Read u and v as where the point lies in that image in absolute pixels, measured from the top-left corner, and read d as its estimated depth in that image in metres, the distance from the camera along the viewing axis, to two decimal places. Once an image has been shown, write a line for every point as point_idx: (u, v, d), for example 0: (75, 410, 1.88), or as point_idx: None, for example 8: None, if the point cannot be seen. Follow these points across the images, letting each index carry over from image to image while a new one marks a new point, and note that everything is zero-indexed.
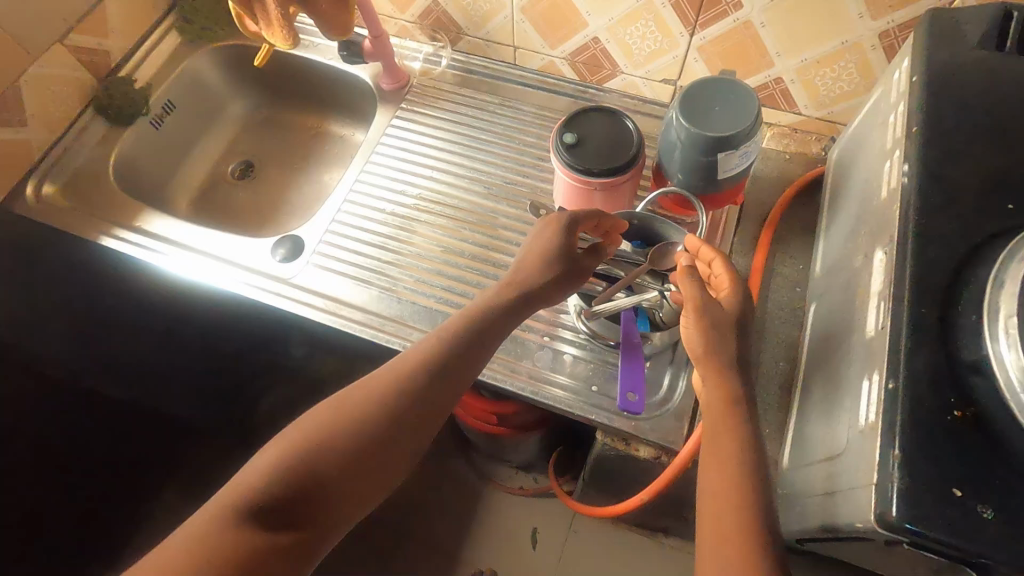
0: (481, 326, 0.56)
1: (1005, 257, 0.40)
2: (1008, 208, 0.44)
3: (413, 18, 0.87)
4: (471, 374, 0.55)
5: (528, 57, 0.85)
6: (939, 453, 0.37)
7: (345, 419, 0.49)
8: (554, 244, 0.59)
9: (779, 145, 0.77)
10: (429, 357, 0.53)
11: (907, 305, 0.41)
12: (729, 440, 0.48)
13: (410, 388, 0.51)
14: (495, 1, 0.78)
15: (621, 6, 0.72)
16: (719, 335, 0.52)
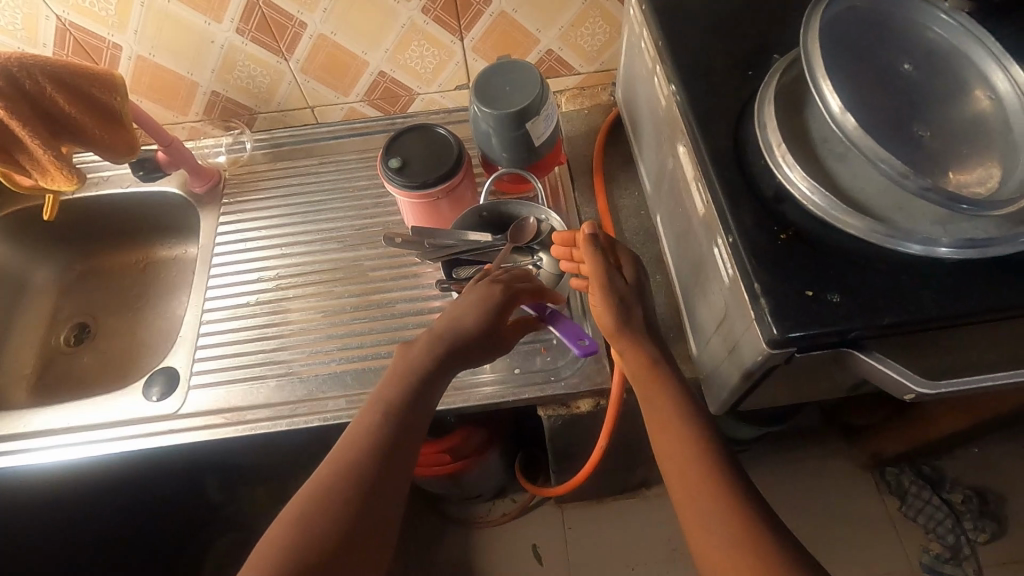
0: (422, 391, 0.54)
1: (760, 106, 0.48)
2: (749, 74, 0.54)
3: (199, 116, 0.85)
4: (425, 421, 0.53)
5: (328, 112, 0.87)
6: (785, 272, 0.43)
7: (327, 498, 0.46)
8: (490, 317, 0.57)
9: (576, 105, 0.86)
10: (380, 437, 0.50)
11: (713, 172, 0.48)
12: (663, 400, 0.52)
13: (372, 466, 0.48)
14: (273, 72, 0.80)
15: (390, 35, 0.77)
16: (620, 296, 0.56)
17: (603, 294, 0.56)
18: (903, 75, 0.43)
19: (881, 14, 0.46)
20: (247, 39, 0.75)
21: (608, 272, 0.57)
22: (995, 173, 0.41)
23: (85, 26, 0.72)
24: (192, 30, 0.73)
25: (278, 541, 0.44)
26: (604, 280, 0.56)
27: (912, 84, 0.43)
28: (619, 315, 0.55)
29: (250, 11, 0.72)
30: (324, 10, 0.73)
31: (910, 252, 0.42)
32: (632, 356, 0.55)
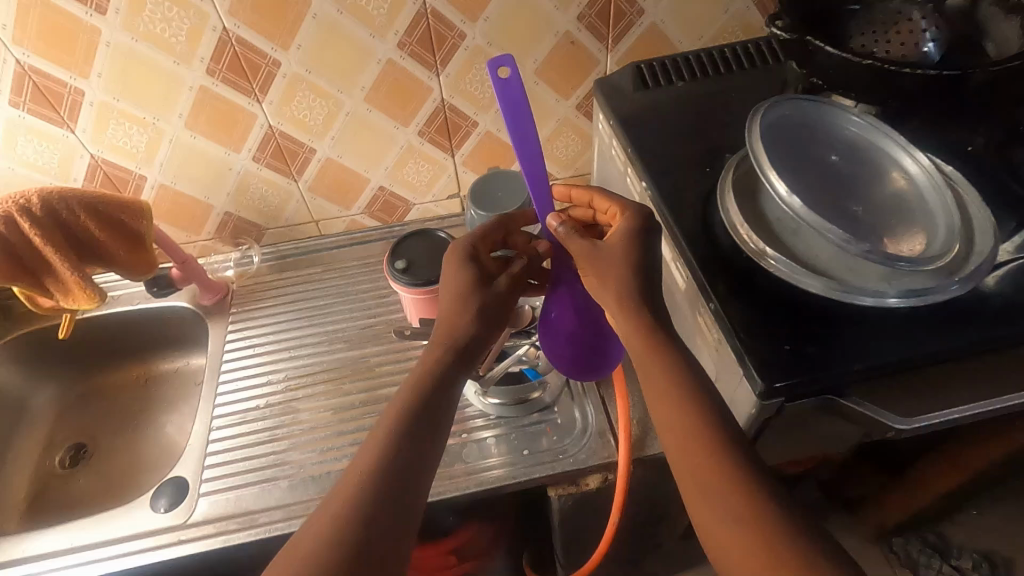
0: (422, 420, 0.50)
1: (722, 196, 0.57)
2: (707, 172, 0.63)
3: (211, 234, 0.92)
4: (432, 436, 0.49)
5: (331, 225, 0.95)
6: (761, 331, 0.49)
7: (328, 526, 0.44)
8: (466, 277, 0.56)
9: None
10: (371, 488, 0.46)
11: (689, 251, 0.56)
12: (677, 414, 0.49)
13: (361, 525, 0.44)
14: (282, 192, 0.88)
15: (390, 156, 0.87)
16: (606, 263, 0.54)
17: (591, 274, 0.55)
18: (833, 166, 0.53)
19: (805, 118, 0.56)
20: (261, 166, 0.84)
21: (592, 251, 0.55)
22: (921, 239, 0.50)
23: (115, 162, 0.80)
24: (213, 160, 0.82)
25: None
26: (589, 263, 0.55)
27: (841, 173, 0.53)
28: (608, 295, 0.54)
29: (266, 142, 0.81)
30: (331, 138, 0.83)
31: (864, 307, 0.49)
32: (631, 327, 0.53)
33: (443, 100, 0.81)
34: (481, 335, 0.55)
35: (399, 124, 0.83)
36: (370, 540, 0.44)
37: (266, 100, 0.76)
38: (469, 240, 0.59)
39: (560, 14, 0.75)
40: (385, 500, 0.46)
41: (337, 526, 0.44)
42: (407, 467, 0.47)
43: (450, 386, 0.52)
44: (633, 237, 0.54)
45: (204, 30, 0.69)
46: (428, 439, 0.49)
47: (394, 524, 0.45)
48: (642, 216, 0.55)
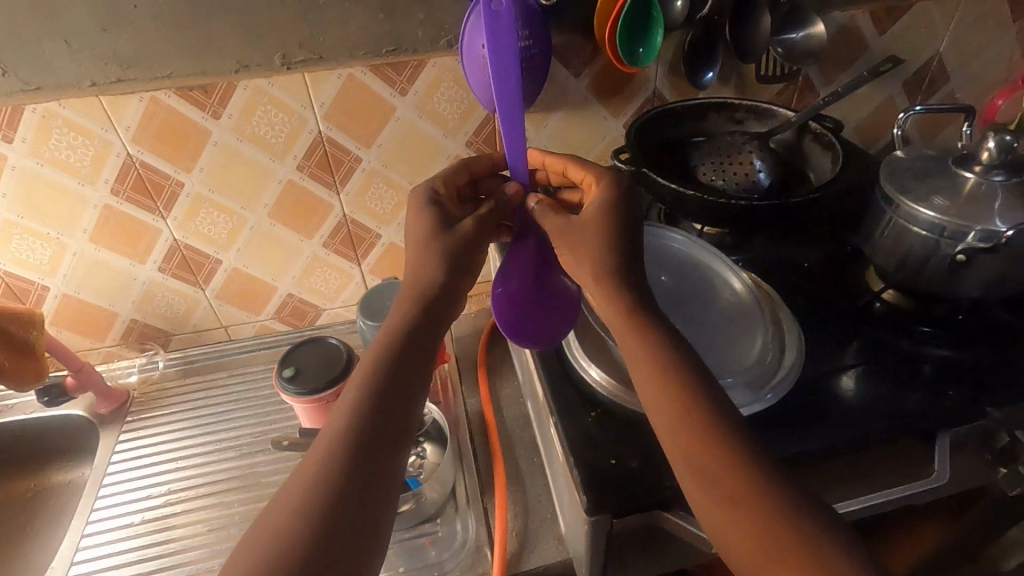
0: (391, 373, 0.49)
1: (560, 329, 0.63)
2: None
3: (116, 340, 0.92)
4: (405, 389, 0.49)
5: (240, 329, 0.97)
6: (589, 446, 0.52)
7: (305, 487, 0.43)
8: (431, 223, 0.56)
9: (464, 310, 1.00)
10: (338, 458, 0.44)
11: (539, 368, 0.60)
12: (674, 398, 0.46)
13: (334, 495, 0.42)
14: (189, 299, 0.90)
15: (296, 265, 0.91)
16: (581, 241, 0.53)
17: (568, 252, 0.55)
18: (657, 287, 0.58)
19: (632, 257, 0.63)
20: (167, 275, 0.87)
21: (567, 226, 0.55)
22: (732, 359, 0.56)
23: (18, 273, 0.82)
24: (118, 270, 0.84)
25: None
26: (563, 238, 0.55)
27: (665, 294, 0.58)
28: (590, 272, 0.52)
29: (171, 253, 0.84)
30: (237, 249, 0.87)
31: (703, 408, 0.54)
32: (611, 303, 0.51)
33: (344, 215, 0.87)
34: (447, 283, 0.53)
35: (303, 237, 0.88)
36: (347, 507, 0.42)
37: (170, 215, 0.81)
38: (431, 190, 0.59)
39: (449, 142, 0.83)
40: (362, 457, 0.44)
41: (312, 498, 0.42)
42: (378, 429, 0.46)
43: (417, 344, 0.51)
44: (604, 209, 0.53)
45: (109, 155, 0.74)
46: (401, 393, 0.48)
47: (370, 484, 0.44)
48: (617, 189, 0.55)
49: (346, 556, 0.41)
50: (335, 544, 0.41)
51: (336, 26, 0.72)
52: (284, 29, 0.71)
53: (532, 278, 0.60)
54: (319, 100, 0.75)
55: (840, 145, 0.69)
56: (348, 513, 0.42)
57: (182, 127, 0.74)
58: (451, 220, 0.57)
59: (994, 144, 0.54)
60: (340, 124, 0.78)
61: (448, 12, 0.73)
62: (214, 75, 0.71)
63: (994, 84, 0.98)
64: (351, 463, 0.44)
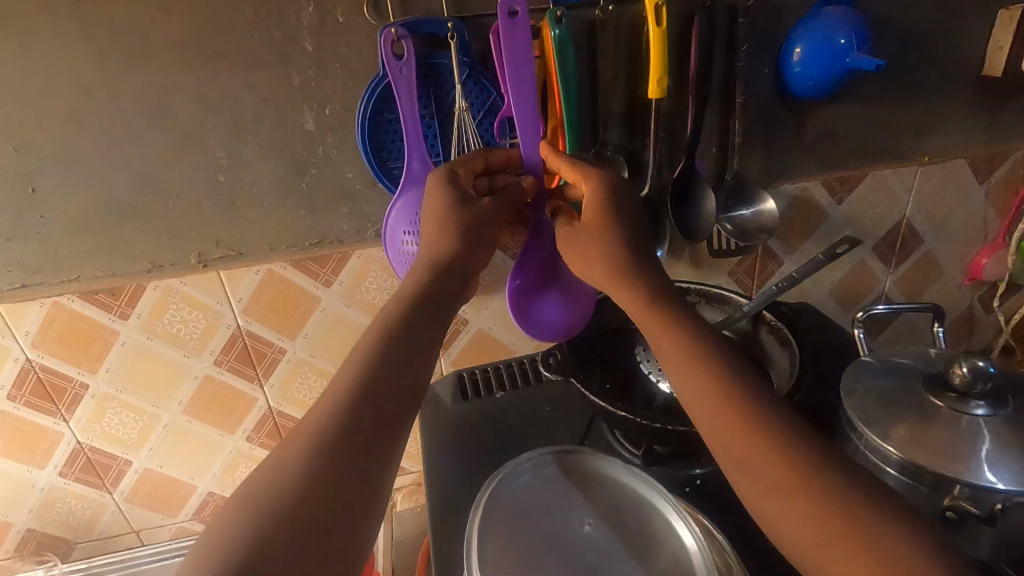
0: (415, 310, 0.53)
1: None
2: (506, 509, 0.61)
3: (9, 553, 0.81)
4: (427, 328, 0.53)
5: (154, 532, 0.86)
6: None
7: (338, 401, 0.45)
8: (450, 191, 0.59)
9: (411, 501, 0.90)
10: (352, 397, 0.45)
11: None
12: (686, 370, 0.50)
13: (360, 417, 0.44)
14: (94, 503, 0.80)
15: (216, 462, 0.81)
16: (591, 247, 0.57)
17: (577, 259, 0.59)
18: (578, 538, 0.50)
19: (552, 489, 0.55)
20: (69, 479, 0.78)
21: (573, 234, 0.59)
22: None
23: None
24: (12, 478, 0.76)
25: (250, 542, 0.37)
26: (573, 245, 0.59)
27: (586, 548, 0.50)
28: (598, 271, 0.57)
29: (73, 457, 0.76)
30: (150, 449, 0.78)
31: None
32: (631, 294, 0.55)
33: (269, 407, 0.79)
34: (460, 253, 0.58)
35: (224, 432, 0.79)
36: (376, 418, 0.45)
37: (72, 417, 0.73)
38: (447, 166, 0.60)
39: None
40: (388, 378, 0.48)
41: (340, 418, 0.44)
42: (391, 372, 0.48)
43: (428, 300, 0.54)
44: (609, 213, 0.57)
45: (6, 361, 0.68)
46: (423, 329, 0.52)
47: (383, 419, 0.45)
48: (610, 184, 0.57)
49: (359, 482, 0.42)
50: (365, 441, 0.44)
51: (255, 224, 0.69)
52: (200, 232, 0.68)
53: (545, 271, 0.68)
54: (237, 295, 0.71)
55: (795, 339, 0.61)
56: (382, 418, 0.46)
57: (87, 329, 0.69)
58: (467, 194, 0.60)
59: (963, 371, 0.50)
60: (260, 317, 0.73)
61: (373, 204, 0.71)
62: (124, 276, 0.68)
63: (973, 243, 0.92)
64: (364, 403, 0.45)
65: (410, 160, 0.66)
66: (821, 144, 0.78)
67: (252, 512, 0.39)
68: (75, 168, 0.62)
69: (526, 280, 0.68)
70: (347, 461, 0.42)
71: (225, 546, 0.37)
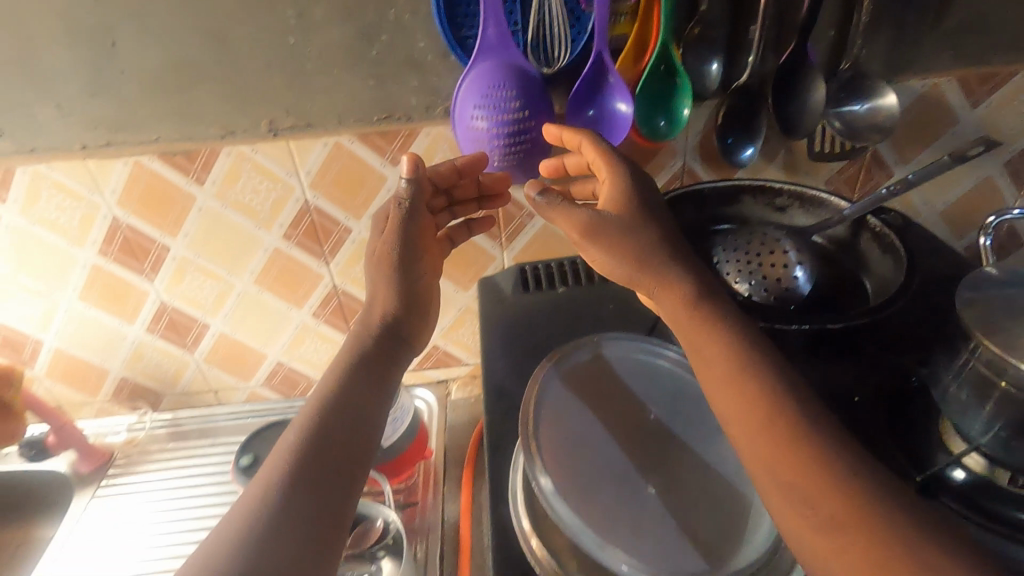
0: (383, 332, 0.60)
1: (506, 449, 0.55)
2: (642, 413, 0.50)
3: (108, 397, 0.90)
4: (393, 353, 0.60)
5: (231, 394, 0.92)
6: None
7: (313, 410, 0.52)
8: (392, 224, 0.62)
9: (465, 392, 0.92)
10: (319, 429, 0.50)
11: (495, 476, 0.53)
12: (717, 352, 0.48)
13: (334, 419, 0.51)
14: (178, 360, 0.87)
15: (285, 333, 0.85)
16: (614, 231, 0.53)
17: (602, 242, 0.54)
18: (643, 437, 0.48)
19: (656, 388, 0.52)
20: (155, 336, 0.84)
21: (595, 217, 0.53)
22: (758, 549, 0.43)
23: (14, 328, 0.81)
24: (106, 329, 0.82)
25: (263, 532, 0.43)
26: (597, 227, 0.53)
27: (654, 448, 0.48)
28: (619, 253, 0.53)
29: (158, 315, 0.81)
30: (224, 314, 0.82)
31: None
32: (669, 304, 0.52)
33: (334, 285, 0.81)
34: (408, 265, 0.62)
35: (292, 305, 0.82)
36: (347, 417, 0.52)
37: (156, 277, 0.78)
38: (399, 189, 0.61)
39: None
40: (361, 385, 0.55)
41: (316, 423, 0.50)
42: (363, 379, 0.55)
43: (382, 352, 0.59)
44: (636, 195, 0.55)
45: (96, 216, 0.72)
46: (388, 350, 0.60)
47: (356, 419, 0.52)
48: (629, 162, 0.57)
49: (339, 467, 0.48)
50: (338, 433, 0.50)
51: (324, 93, 0.67)
52: (271, 97, 0.67)
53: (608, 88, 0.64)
54: (305, 168, 0.71)
55: (903, 248, 0.55)
56: (354, 418, 0.52)
57: (165, 191, 0.71)
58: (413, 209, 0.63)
59: None
60: (327, 193, 0.73)
61: (444, 78, 0.67)
62: (199, 140, 0.68)
63: None
64: (342, 407, 0.52)
65: (485, 26, 0.60)
66: (963, 31, 0.66)
67: (237, 527, 0.43)
68: (152, 21, 0.61)
69: (587, 86, 0.64)
70: (327, 454, 0.49)
71: (245, 532, 0.42)
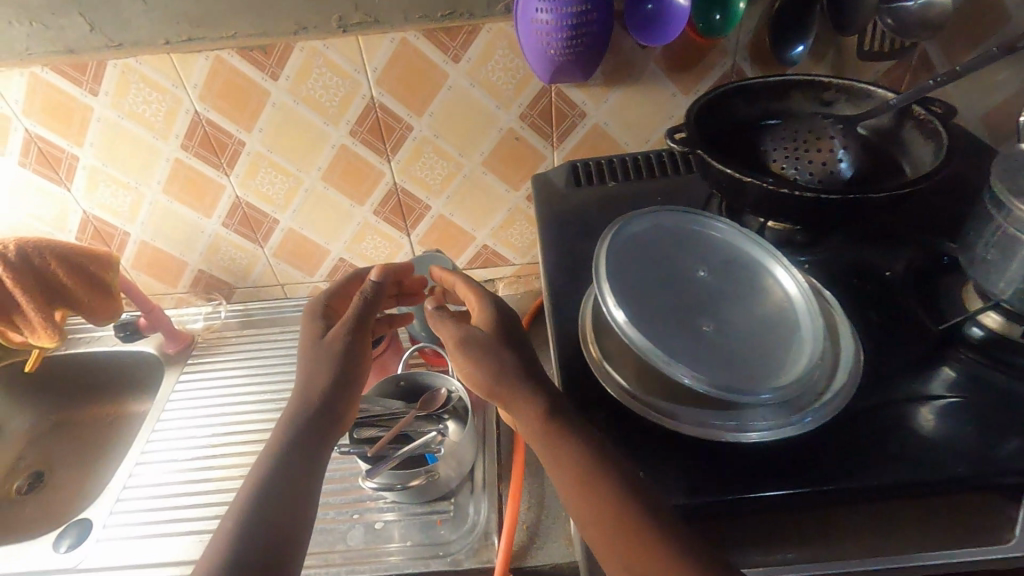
0: (337, 375, 0.57)
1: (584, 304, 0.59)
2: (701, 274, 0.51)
3: (186, 288, 0.99)
4: (347, 400, 0.57)
5: (296, 288, 1.00)
6: None
7: (263, 464, 0.50)
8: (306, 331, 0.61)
9: (512, 291, 0.99)
10: (269, 485, 0.49)
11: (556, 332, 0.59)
12: (568, 457, 0.46)
13: (285, 471, 0.50)
14: (250, 254, 0.94)
15: (347, 231, 0.92)
16: (479, 352, 0.54)
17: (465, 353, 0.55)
18: (692, 282, 0.50)
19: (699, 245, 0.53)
20: (230, 230, 0.91)
21: (468, 333, 0.56)
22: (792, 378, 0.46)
23: (104, 218, 0.88)
24: (187, 222, 0.89)
25: None
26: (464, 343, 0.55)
27: (704, 290, 0.50)
28: (484, 368, 0.53)
29: (233, 210, 0.88)
30: (293, 211, 0.89)
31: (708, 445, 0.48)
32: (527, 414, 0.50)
33: (394, 183, 0.86)
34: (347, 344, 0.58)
35: (354, 202, 0.88)
36: (297, 470, 0.50)
37: (233, 172, 0.84)
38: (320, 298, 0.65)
39: (502, 113, 0.79)
40: (311, 432, 0.53)
41: (269, 472, 0.50)
42: (315, 425, 0.54)
43: (326, 409, 0.55)
44: (498, 328, 0.56)
45: (179, 111, 0.78)
46: (344, 394, 0.57)
47: (304, 472, 0.51)
48: (500, 300, 0.60)
49: (286, 526, 0.47)
50: (286, 486, 0.49)
51: None
52: None
53: None
54: (373, 64, 0.75)
55: (945, 130, 0.59)
56: (301, 469, 0.51)
57: (242, 86, 0.76)
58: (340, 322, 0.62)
59: None
60: (392, 91, 0.77)
61: None
62: (274, 36, 0.72)
63: None
64: (290, 460, 0.51)
65: None
66: None
67: None
68: None
69: None
70: (275, 514, 0.47)
71: None
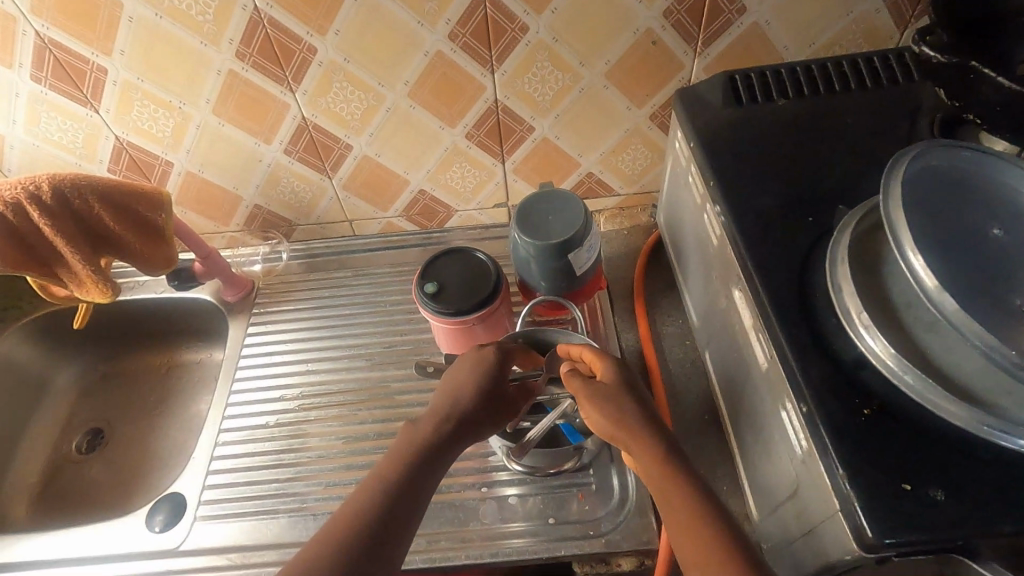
0: (480, 401, 0.54)
1: (828, 253, 0.46)
2: (996, 232, 0.41)
3: (239, 226, 0.86)
4: (483, 429, 0.55)
5: (365, 225, 0.87)
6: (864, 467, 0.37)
7: (400, 454, 0.50)
8: (480, 376, 0.55)
9: (615, 226, 0.86)
10: (400, 477, 0.48)
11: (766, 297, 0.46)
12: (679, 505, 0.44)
13: (416, 469, 0.49)
14: (314, 186, 0.80)
15: (432, 158, 0.77)
16: (607, 406, 0.51)
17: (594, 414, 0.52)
18: (987, 242, 0.40)
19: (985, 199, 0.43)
20: (293, 159, 0.76)
21: (592, 389, 0.52)
22: None
23: (141, 144, 0.73)
24: (241, 149, 0.74)
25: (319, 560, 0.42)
26: (592, 395, 0.52)
27: (999, 249, 0.40)
28: (610, 422, 0.50)
29: (298, 134, 0.73)
30: (370, 134, 0.74)
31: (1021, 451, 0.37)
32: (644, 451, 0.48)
33: (495, 99, 0.71)
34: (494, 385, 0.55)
35: (444, 124, 0.73)
36: (426, 472, 0.49)
37: (299, 88, 0.68)
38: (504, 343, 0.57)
39: (640, 8, 0.63)
40: (447, 444, 0.51)
41: (402, 464, 0.49)
42: (451, 436, 0.52)
43: (468, 426, 0.53)
44: (626, 387, 0.52)
45: (234, 7, 0.60)
46: (482, 424, 0.55)
47: (430, 478, 0.49)
48: (622, 362, 0.54)
49: (401, 523, 0.46)
50: (413, 486, 0.48)
51: None
52: None
53: None
54: None
55: None
56: (429, 475, 0.49)
57: None
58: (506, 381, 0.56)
59: None
60: None
61: None
62: None
63: None
64: (425, 462, 0.50)
65: None
66: None
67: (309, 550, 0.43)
68: None
69: None
70: (397, 507, 0.46)
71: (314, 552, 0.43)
